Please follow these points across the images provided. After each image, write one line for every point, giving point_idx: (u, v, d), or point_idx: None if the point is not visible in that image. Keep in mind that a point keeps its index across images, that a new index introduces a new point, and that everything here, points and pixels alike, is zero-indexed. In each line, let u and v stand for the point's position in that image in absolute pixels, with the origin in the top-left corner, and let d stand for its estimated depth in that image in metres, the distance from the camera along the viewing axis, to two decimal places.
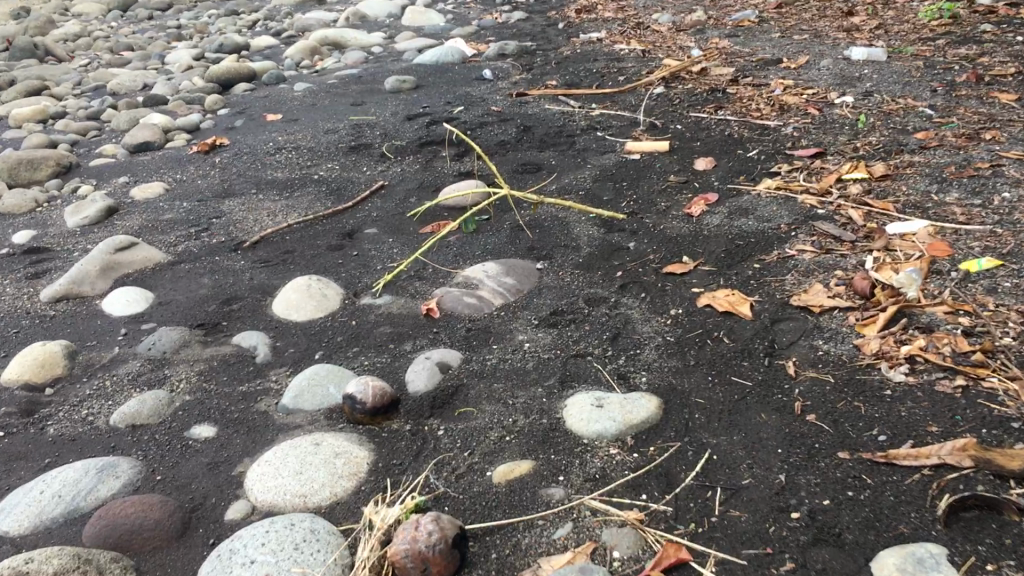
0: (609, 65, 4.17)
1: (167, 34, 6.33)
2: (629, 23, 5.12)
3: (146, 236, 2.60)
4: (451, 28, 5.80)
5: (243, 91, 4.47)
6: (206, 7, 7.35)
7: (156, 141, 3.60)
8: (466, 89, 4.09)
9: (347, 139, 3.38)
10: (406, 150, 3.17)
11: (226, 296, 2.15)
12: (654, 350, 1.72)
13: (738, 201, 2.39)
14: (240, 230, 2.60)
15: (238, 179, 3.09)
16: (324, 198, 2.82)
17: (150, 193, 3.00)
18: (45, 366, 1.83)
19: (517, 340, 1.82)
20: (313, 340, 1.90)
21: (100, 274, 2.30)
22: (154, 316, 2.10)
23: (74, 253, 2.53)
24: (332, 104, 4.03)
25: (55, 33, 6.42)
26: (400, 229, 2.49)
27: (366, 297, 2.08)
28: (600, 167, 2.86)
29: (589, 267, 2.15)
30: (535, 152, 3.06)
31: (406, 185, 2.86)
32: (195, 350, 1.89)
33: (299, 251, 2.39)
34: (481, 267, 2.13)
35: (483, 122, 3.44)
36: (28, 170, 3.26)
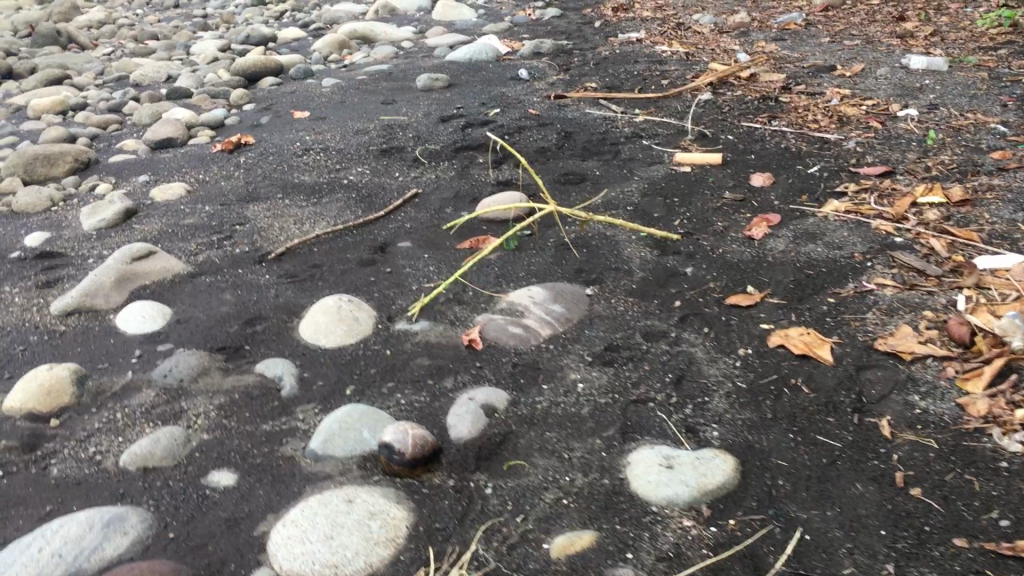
0: (651, 68, 3.97)
1: (192, 24, 6.17)
2: (668, 23, 4.92)
3: (165, 244, 2.44)
4: (483, 24, 5.62)
5: (269, 85, 4.31)
6: None
7: (178, 137, 3.44)
8: (501, 89, 3.91)
9: (377, 140, 3.21)
10: (440, 155, 2.99)
11: (249, 316, 1.99)
12: (724, 398, 1.55)
13: (803, 224, 2.21)
14: (266, 239, 2.44)
15: (263, 182, 2.92)
16: (354, 205, 2.65)
17: (171, 193, 2.84)
18: (51, 394, 1.67)
19: (569, 380, 1.65)
20: (344, 371, 1.73)
21: (114, 286, 2.13)
22: (172, 336, 1.93)
23: (89, 260, 2.38)
24: (361, 102, 3.86)
25: (79, 19, 6.27)
26: (437, 245, 2.31)
27: (401, 322, 1.91)
28: (648, 180, 2.67)
29: (643, 295, 1.97)
30: (577, 160, 2.88)
31: (441, 194, 2.69)
32: (215, 379, 1.73)
33: (328, 266, 2.22)
34: (527, 291, 1.96)
35: (522, 126, 3.25)
36: (44, 166, 3.11)
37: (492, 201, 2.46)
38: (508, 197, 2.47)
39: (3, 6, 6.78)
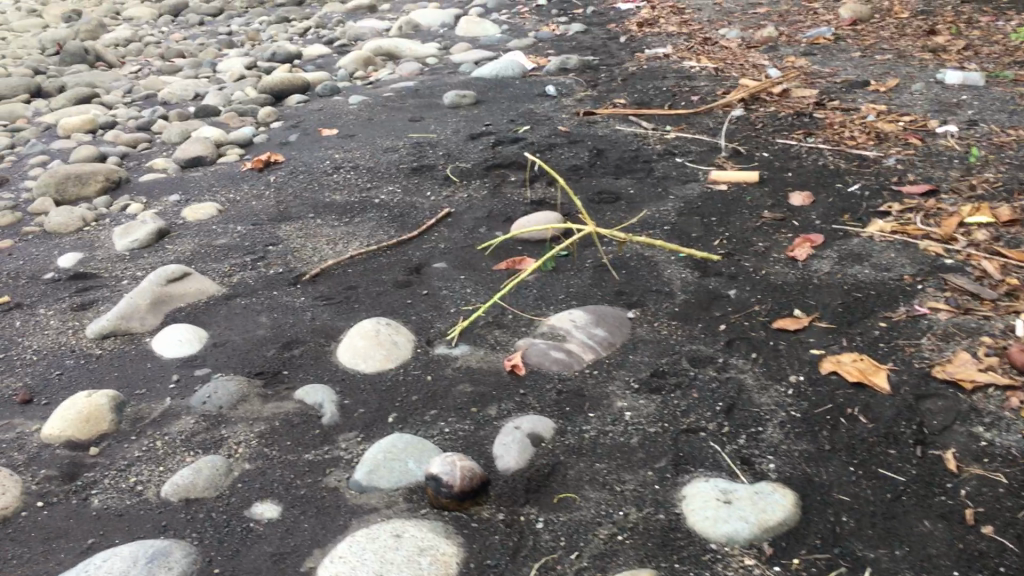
0: (680, 83, 3.93)
1: (216, 40, 6.19)
2: (695, 38, 4.88)
3: (198, 265, 2.42)
4: (507, 39, 5.60)
5: (296, 103, 4.30)
6: (258, 14, 7.25)
7: (208, 156, 3.43)
8: (529, 106, 3.88)
9: (408, 158, 3.18)
10: (472, 173, 2.95)
11: (286, 340, 1.96)
12: (778, 428, 1.52)
13: (848, 244, 2.16)
14: (299, 260, 2.42)
15: (294, 201, 2.90)
16: (387, 225, 2.63)
17: (203, 213, 2.83)
18: (89, 421, 1.64)
19: (616, 408, 1.62)
20: (385, 398, 1.70)
21: (150, 308, 2.11)
22: (208, 361, 1.91)
23: (123, 282, 2.36)
24: (389, 119, 3.84)
25: (105, 37, 6.30)
26: (473, 266, 2.28)
27: (440, 347, 1.87)
28: (684, 198, 2.62)
29: (687, 318, 1.93)
30: (611, 178, 2.83)
31: (474, 213, 2.66)
32: (254, 405, 1.70)
33: (363, 288, 2.19)
34: (568, 313, 1.92)
35: (552, 143, 3.22)
36: (76, 186, 3.11)
37: (529, 220, 2.43)
38: (545, 215, 2.43)
39: (29, 23, 6.83)
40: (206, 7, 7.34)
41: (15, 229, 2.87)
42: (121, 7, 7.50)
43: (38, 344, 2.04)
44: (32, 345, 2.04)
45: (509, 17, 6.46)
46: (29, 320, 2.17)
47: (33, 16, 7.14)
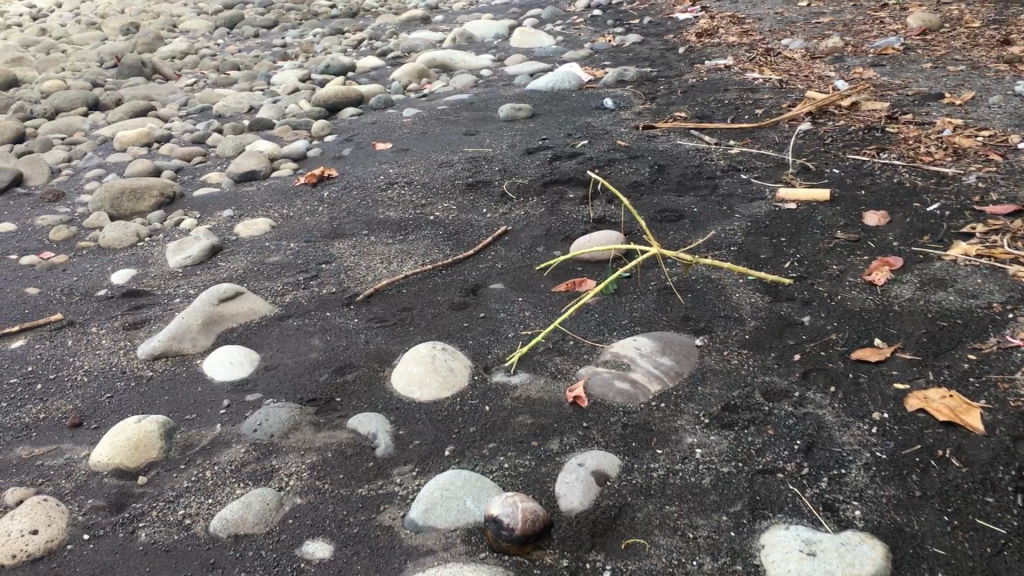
0: (742, 96, 3.82)
1: (272, 53, 6.22)
2: (757, 49, 4.76)
3: (251, 284, 2.38)
4: (563, 50, 5.52)
5: (350, 116, 4.27)
6: (312, 26, 7.28)
7: (261, 170, 3.41)
8: (587, 119, 3.80)
9: (463, 173, 3.11)
10: (529, 189, 2.87)
11: (339, 364, 1.90)
12: (863, 470, 1.41)
13: (929, 269, 2.05)
14: (353, 279, 2.36)
15: (348, 217, 2.85)
16: (442, 243, 2.56)
17: (255, 229, 2.80)
18: (137, 448, 1.59)
19: (686, 445, 1.52)
20: (441, 429, 1.63)
21: (202, 328, 2.07)
22: (259, 385, 1.86)
23: (174, 300, 2.33)
24: (444, 132, 3.78)
25: (163, 49, 6.37)
26: (531, 287, 2.20)
27: (498, 375, 1.80)
28: (750, 217, 2.52)
29: (759, 346, 1.83)
30: (673, 195, 2.74)
31: (531, 231, 2.58)
32: (306, 435, 1.64)
33: (418, 309, 2.13)
34: (632, 341, 1.83)
35: (611, 158, 3.13)
36: (130, 201, 3.10)
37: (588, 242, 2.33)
38: (605, 236, 2.33)
39: (90, 36, 6.94)
40: (261, 19, 7.39)
41: (70, 244, 2.86)
42: (179, 20, 7.60)
43: (89, 364, 2.01)
44: (83, 365, 2.00)
45: (564, 28, 6.39)
46: (81, 339, 2.14)
47: (93, 29, 7.26)
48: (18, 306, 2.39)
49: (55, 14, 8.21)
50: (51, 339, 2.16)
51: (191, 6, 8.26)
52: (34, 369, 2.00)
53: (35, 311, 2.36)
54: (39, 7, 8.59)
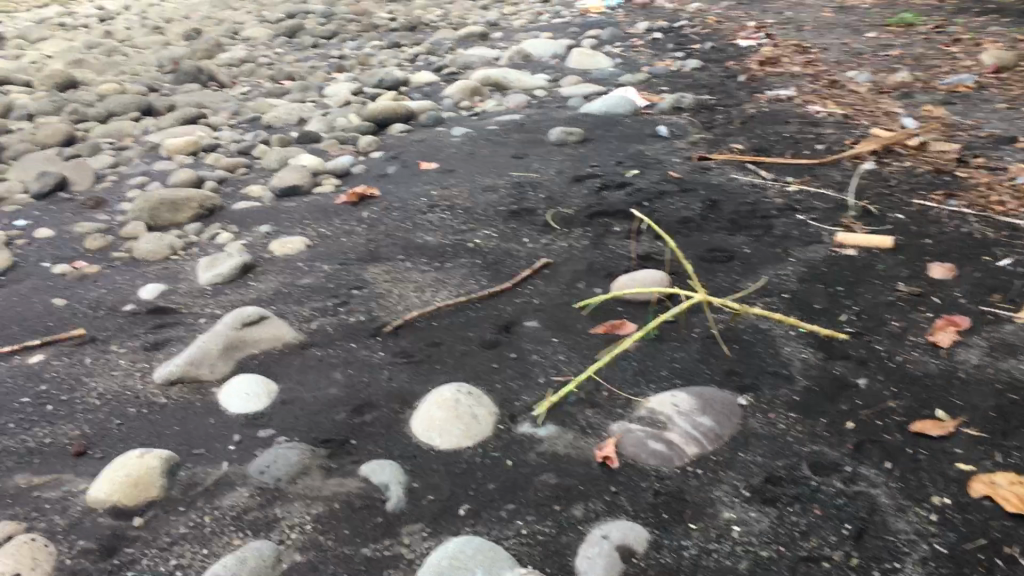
0: (804, 129, 3.67)
1: (328, 64, 6.21)
2: (821, 80, 4.60)
3: (278, 307, 2.30)
4: (621, 73, 5.41)
5: (399, 132, 4.20)
6: (371, 38, 7.27)
7: (303, 185, 3.34)
8: (640, 146, 3.68)
9: (507, 198, 3.01)
10: (574, 220, 2.76)
11: (358, 402, 1.80)
12: (919, 566, 1.29)
13: (999, 334, 1.91)
14: (383, 308, 2.26)
15: (385, 240, 2.76)
16: (479, 273, 2.46)
17: (290, 248, 2.72)
18: (138, 485, 1.51)
19: (722, 520, 1.40)
20: (458, 484, 1.52)
21: (222, 354, 1.99)
22: (274, 421, 1.76)
23: (199, 320, 2.26)
24: (491, 154, 3.69)
25: (222, 57, 6.39)
26: (568, 328, 2.08)
27: (524, 425, 1.68)
28: (806, 262, 2.38)
29: (809, 410, 1.69)
30: (725, 234, 2.60)
31: (573, 265, 2.47)
32: (315, 481, 1.54)
33: (447, 345, 2.02)
34: (670, 394, 1.70)
35: (662, 190, 3.00)
36: (169, 212, 3.05)
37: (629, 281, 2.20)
38: (647, 274, 2.20)
39: (152, 39, 7.00)
40: (321, 30, 7.40)
41: (104, 254, 2.82)
42: (240, 27, 7.64)
43: (104, 387, 1.94)
44: (97, 388, 1.93)
45: (623, 50, 6.29)
46: (100, 358, 2.07)
47: (156, 33, 7.32)
48: (43, 318, 2.34)
49: (122, 16, 8.31)
50: (70, 356, 2.10)
51: (254, 13, 8.31)
52: (49, 389, 1.94)
53: (59, 324, 2.30)
54: (107, 9, 8.71)
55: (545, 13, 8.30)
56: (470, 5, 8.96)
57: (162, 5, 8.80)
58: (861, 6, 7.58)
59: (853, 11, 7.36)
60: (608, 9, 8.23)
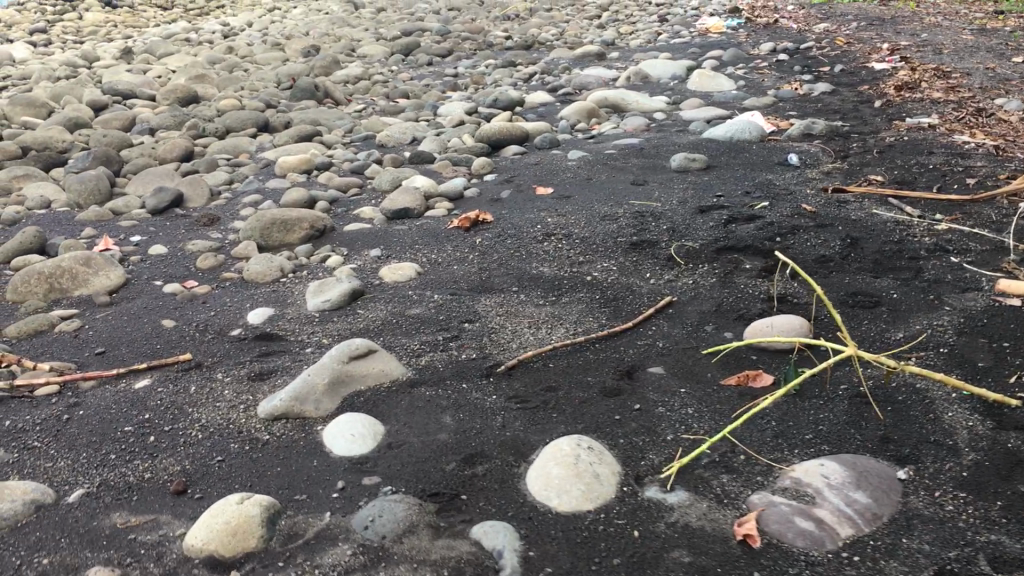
0: (950, 161, 3.40)
1: (443, 83, 6.18)
2: (966, 107, 4.30)
3: (388, 339, 2.20)
4: (744, 96, 5.20)
5: (513, 154, 4.10)
6: (486, 57, 7.24)
7: (415, 208, 3.26)
8: (768, 175, 3.47)
9: (627, 228, 2.85)
10: (700, 254, 2.58)
11: (469, 453, 1.67)
12: None
13: None
14: (496, 344, 2.14)
15: (498, 269, 2.64)
16: (597, 310, 2.31)
17: (401, 274, 2.63)
18: (235, 535, 1.42)
19: None
20: (580, 556, 1.37)
21: (328, 390, 1.90)
22: (379, 467, 1.65)
23: (306, 350, 2.18)
24: (609, 180, 3.54)
25: (338, 73, 6.44)
26: (696, 377, 1.91)
27: (651, 490, 1.51)
28: (964, 312, 2.14)
29: (981, 489, 1.47)
30: (868, 276, 2.38)
31: (699, 305, 2.29)
32: (422, 541, 1.42)
33: (564, 391, 1.88)
34: (818, 462, 1.51)
35: (795, 224, 2.80)
36: (280, 232, 3.01)
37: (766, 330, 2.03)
38: (785, 322, 2.02)
39: (272, 56, 7.12)
40: (436, 48, 7.41)
41: (214, 274, 2.78)
42: (358, 44, 7.71)
43: (206, 419, 1.87)
44: (201, 421, 1.86)
45: (746, 72, 6.07)
46: (204, 388, 2.01)
47: (276, 49, 7.45)
48: (151, 340, 2.30)
49: (245, 33, 8.51)
50: (175, 383, 2.05)
51: (371, 30, 8.40)
52: (152, 419, 1.89)
53: (167, 346, 2.26)
54: (231, 25, 8.94)
55: (663, 33, 8.13)
56: (586, 24, 8.86)
57: (283, 22, 8.98)
58: (1003, 28, 7.16)
59: (994, 34, 6.95)
60: (728, 30, 8.01)
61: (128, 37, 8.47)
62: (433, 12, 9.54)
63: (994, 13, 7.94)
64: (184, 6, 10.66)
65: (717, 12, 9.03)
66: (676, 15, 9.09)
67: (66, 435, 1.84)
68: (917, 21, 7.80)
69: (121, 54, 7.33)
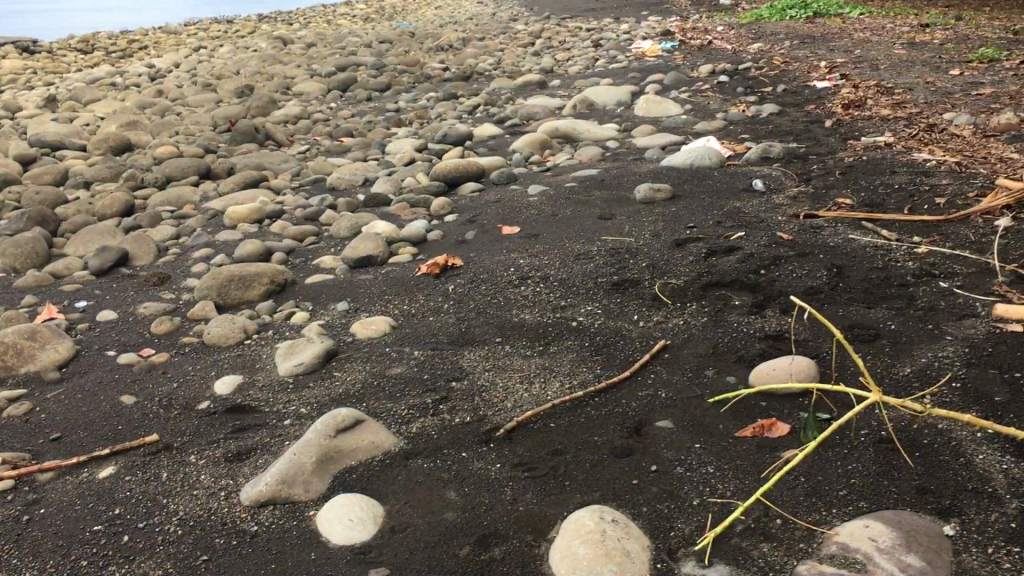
0: (915, 180, 3.38)
1: (386, 119, 6.05)
2: (917, 123, 4.32)
3: (372, 406, 2.05)
4: (693, 120, 5.18)
5: (471, 191, 3.98)
6: (425, 89, 7.13)
7: (379, 255, 3.12)
8: (735, 203, 3.41)
9: (605, 268, 2.75)
10: (686, 293, 2.49)
11: (482, 533, 1.54)
12: None
13: None
14: (489, 404, 2.01)
15: (477, 318, 2.52)
16: (590, 359, 2.20)
17: (374, 329, 2.49)
18: None
19: None
20: None
21: (316, 469, 1.75)
22: (385, 556, 1.51)
23: (284, 423, 2.02)
24: (575, 215, 3.45)
25: (276, 113, 6.27)
26: (709, 429, 1.81)
27: (688, 565, 1.41)
28: (967, 339, 2.07)
29: None
30: (862, 307, 2.31)
31: (695, 348, 2.19)
32: None
33: (573, 454, 1.76)
34: (863, 522, 1.42)
35: (776, 254, 2.73)
36: (239, 289, 2.84)
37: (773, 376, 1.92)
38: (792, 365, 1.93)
39: (204, 97, 6.91)
40: (374, 83, 7.28)
41: (172, 339, 2.61)
42: (292, 82, 7.53)
43: (184, 510, 1.71)
44: (179, 513, 1.70)
45: (690, 95, 6.07)
46: (178, 474, 1.84)
47: (208, 90, 7.24)
48: (111, 419, 2.12)
49: (172, 74, 8.27)
50: (144, 469, 1.87)
51: (304, 67, 8.23)
52: (123, 513, 1.72)
53: (129, 426, 2.08)
54: (157, 67, 8.68)
55: (600, 58, 8.13)
56: (522, 52, 8.82)
57: (211, 62, 8.76)
58: (933, 41, 7.30)
59: (925, 47, 7.08)
60: (664, 52, 8.04)
61: (49, 84, 8.17)
62: (365, 45, 9.40)
63: (920, 26, 8.10)
64: (106, 48, 10.34)
65: (649, 35, 9.08)
66: (610, 40, 9.12)
67: (28, 540, 1.66)
68: (847, 37, 7.92)
69: (44, 103, 7.05)
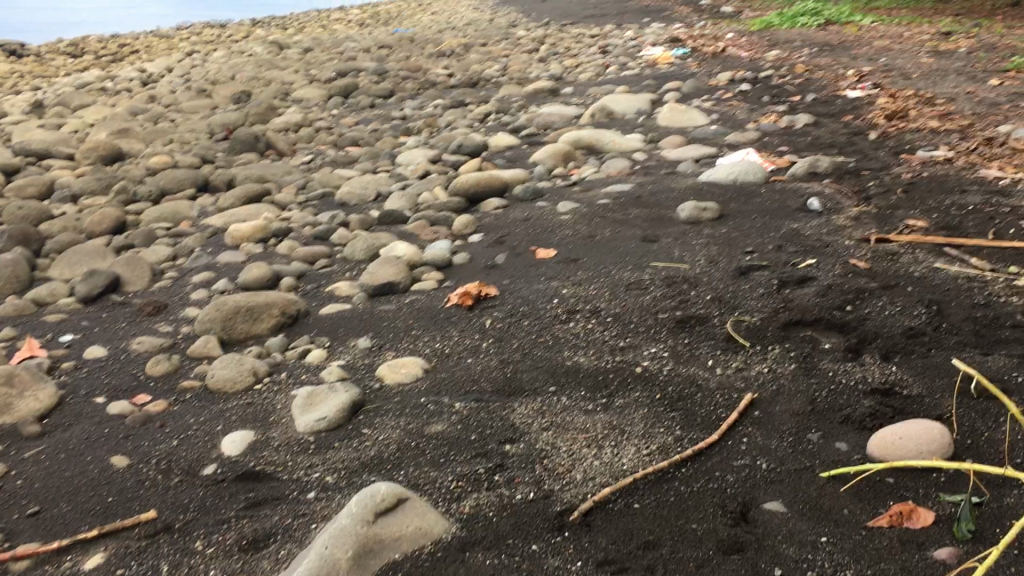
0: (991, 200, 3.07)
1: (393, 128, 5.72)
2: (972, 137, 4.01)
3: (413, 476, 1.72)
4: (723, 130, 4.86)
5: (495, 208, 3.65)
6: (432, 96, 6.80)
7: (401, 282, 2.78)
8: (792, 224, 3.09)
9: (664, 300, 2.42)
10: (764, 334, 2.16)
11: None
12: None
13: None
14: (554, 475, 1.67)
15: (522, 361, 2.19)
16: (666, 416, 1.87)
17: (405, 373, 2.15)
18: None
19: None
20: None
21: (354, 566, 1.42)
22: None
23: (309, 497, 1.68)
24: (615, 236, 3.12)
25: (276, 120, 5.93)
26: (834, 517, 1.48)
27: None
28: None
29: None
30: (976, 355, 1.99)
31: (789, 402, 1.86)
32: None
33: (671, 550, 1.43)
34: None
35: (858, 286, 2.40)
36: (245, 322, 2.50)
37: (913, 453, 1.59)
38: (938, 440, 1.60)
39: (199, 103, 6.55)
40: (377, 88, 6.95)
41: (170, 382, 2.27)
42: (290, 88, 7.19)
43: None
44: None
45: (714, 104, 5.75)
46: (182, 567, 1.50)
47: (203, 96, 6.89)
48: (99, 487, 1.78)
49: (165, 79, 7.92)
50: (140, 560, 1.54)
51: (303, 72, 7.89)
52: None
53: (121, 498, 1.74)
54: (149, 72, 8.33)
55: (611, 64, 7.82)
56: (527, 59, 8.50)
57: (205, 67, 8.41)
58: (960, 49, 7.01)
59: (952, 55, 6.78)
60: (677, 59, 7.73)
61: (36, 89, 7.80)
62: (364, 50, 9.07)
63: (941, 34, 7.80)
64: (96, 52, 9.99)
65: (658, 42, 8.78)
66: (618, 46, 8.81)
67: None
68: (867, 45, 7.62)
69: (31, 108, 6.68)
